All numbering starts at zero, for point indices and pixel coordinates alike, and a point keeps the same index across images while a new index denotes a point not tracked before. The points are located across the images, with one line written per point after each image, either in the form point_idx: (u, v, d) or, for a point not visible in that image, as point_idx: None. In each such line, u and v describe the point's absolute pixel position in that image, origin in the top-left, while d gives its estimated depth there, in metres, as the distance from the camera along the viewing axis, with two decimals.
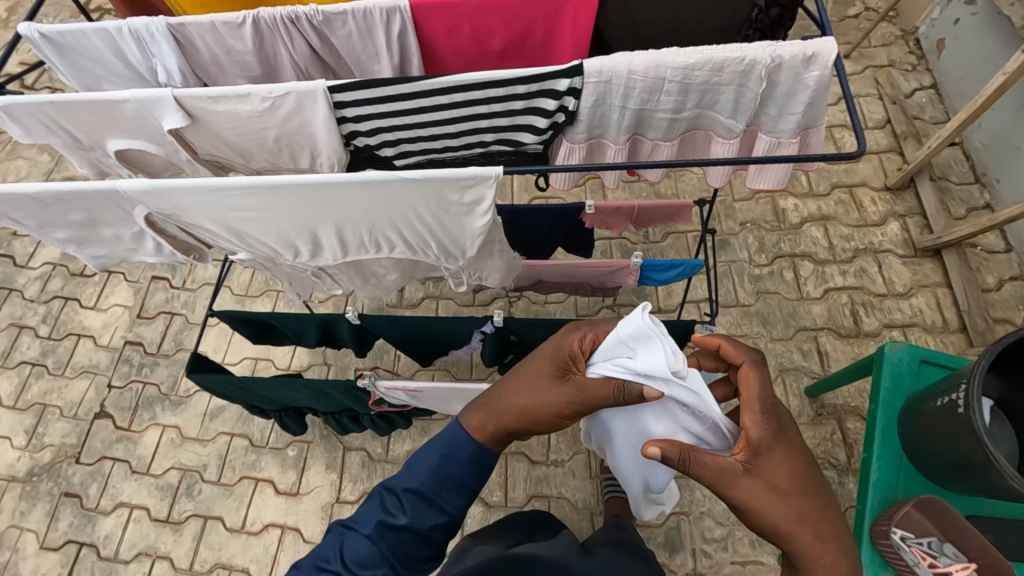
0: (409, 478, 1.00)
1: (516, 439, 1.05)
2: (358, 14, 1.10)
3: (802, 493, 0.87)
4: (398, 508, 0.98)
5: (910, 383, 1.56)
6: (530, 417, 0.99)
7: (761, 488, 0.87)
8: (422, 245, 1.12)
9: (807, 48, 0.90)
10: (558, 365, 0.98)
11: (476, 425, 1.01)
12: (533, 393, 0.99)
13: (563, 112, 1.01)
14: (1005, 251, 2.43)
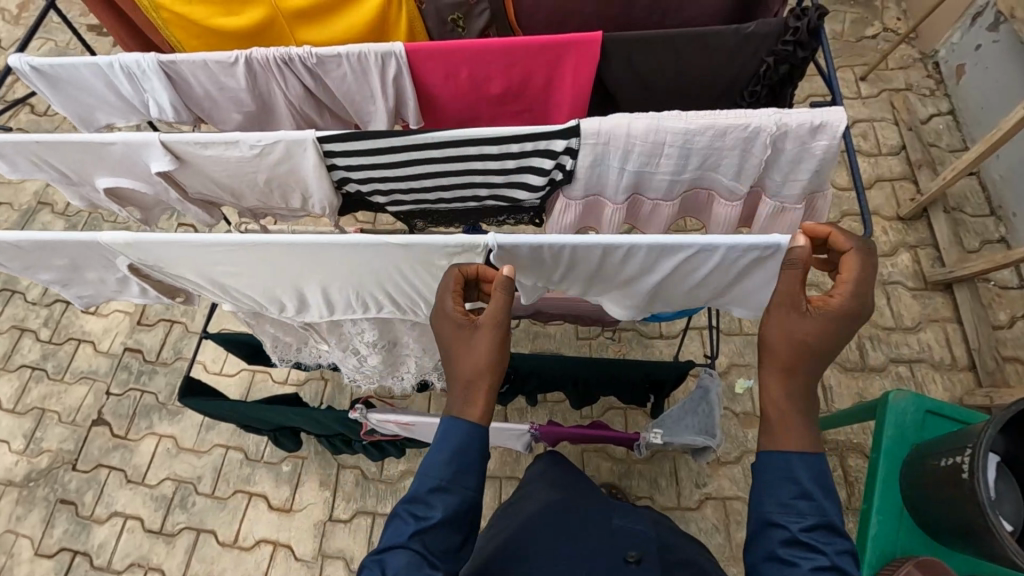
0: (427, 476, 0.91)
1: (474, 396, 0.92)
2: (352, 57, 1.07)
3: (809, 359, 0.88)
4: (428, 509, 0.90)
5: (913, 434, 1.58)
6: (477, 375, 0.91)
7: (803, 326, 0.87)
8: (411, 308, 1.15)
9: (814, 117, 0.87)
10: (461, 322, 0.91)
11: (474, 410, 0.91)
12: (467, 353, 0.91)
13: (560, 171, 0.97)
14: (1019, 287, 2.38)
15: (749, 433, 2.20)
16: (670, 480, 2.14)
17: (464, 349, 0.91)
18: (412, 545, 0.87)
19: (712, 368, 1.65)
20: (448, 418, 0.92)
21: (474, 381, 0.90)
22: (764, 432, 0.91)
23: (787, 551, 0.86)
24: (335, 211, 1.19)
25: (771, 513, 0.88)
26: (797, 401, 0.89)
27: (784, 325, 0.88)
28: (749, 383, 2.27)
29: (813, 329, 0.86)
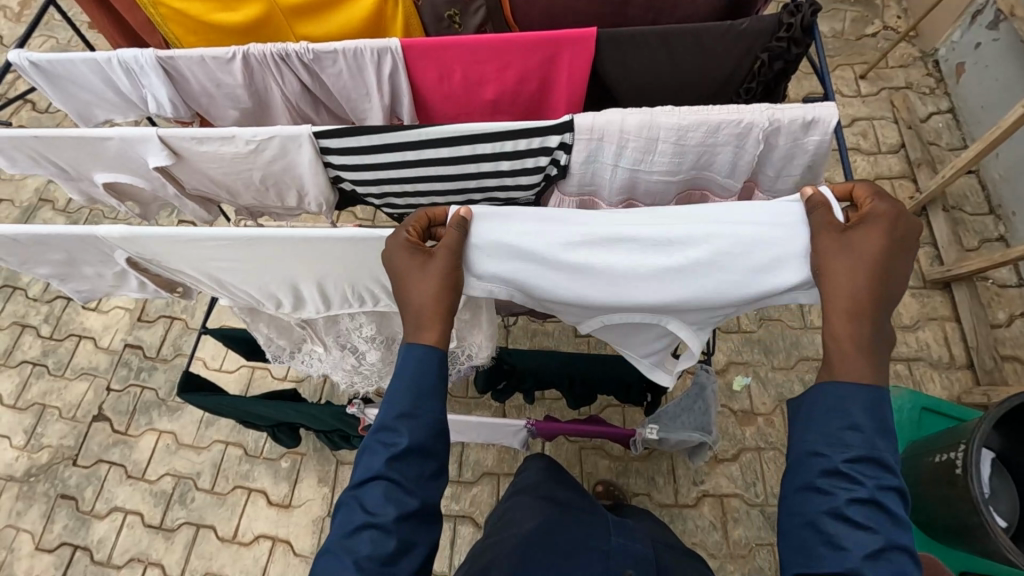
0: (394, 403, 0.91)
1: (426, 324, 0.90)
2: (348, 53, 1.08)
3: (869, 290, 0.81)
4: (395, 435, 0.90)
5: (909, 432, 1.59)
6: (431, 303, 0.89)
7: (846, 247, 0.82)
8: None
9: (806, 114, 0.87)
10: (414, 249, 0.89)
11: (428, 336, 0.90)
12: (418, 281, 0.89)
13: (554, 167, 0.98)
14: (1017, 286, 2.38)
15: (746, 431, 2.21)
16: (667, 478, 2.15)
17: (416, 278, 0.89)
18: (386, 474, 0.89)
19: (707, 365, 1.67)
20: (405, 347, 0.92)
21: (427, 312, 0.89)
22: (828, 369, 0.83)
23: (825, 481, 0.80)
24: (331, 208, 1.19)
25: (814, 442, 0.82)
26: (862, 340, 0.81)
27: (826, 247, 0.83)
28: (746, 380, 2.28)
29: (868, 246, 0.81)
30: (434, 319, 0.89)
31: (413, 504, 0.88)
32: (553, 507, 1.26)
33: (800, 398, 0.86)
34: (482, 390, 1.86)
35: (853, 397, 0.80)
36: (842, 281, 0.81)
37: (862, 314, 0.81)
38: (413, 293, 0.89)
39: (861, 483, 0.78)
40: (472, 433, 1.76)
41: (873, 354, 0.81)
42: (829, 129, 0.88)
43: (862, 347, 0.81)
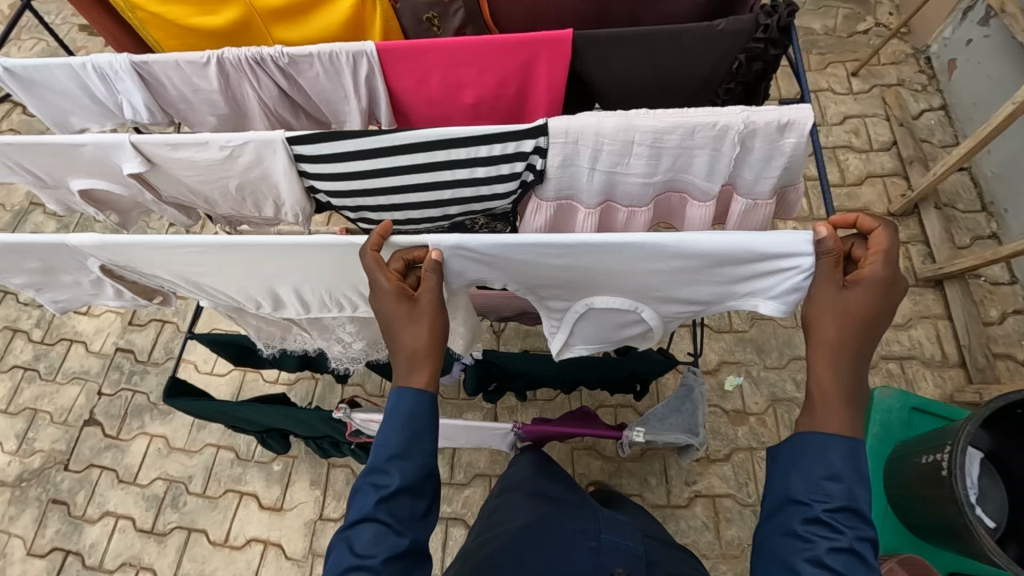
0: (384, 447, 0.96)
1: (418, 361, 0.97)
2: (324, 56, 1.07)
3: (856, 340, 0.88)
4: (386, 476, 0.95)
5: (900, 432, 1.58)
6: (424, 346, 0.96)
7: (837, 303, 0.87)
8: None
9: (781, 115, 0.86)
10: (400, 298, 0.94)
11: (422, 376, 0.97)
12: (411, 329, 0.95)
13: (531, 172, 0.97)
14: (1009, 283, 2.37)
15: (738, 431, 2.20)
16: (659, 479, 2.14)
17: (409, 325, 0.95)
18: (377, 516, 0.92)
19: (695, 366, 1.66)
20: (396, 391, 0.98)
21: (422, 353, 0.96)
22: (807, 414, 0.91)
23: (807, 528, 0.87)
24: (307, 218, 1.18)
25: (794, 490, 0.89)
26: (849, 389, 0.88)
27: (820, 299, 0.89)
28: (738, 380, 2.28)
29: (861, 304, 0.86)
30: (428, 359, 0.96)
31: (405, 542, 0.92)
32: (542, 508, 1.25)
33: (785, 443, 0.93)
34: (470, 392, 1.85)
35: (830, 445, 0.87)
36: (829, 333, 0.88)
37: (848, 367, 0.88)
38: (403, 336, 0.95)
39: (841, 531, 0.85)
40: (461, 437, 1.76)
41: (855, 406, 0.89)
42: (806, 130, 0.87)
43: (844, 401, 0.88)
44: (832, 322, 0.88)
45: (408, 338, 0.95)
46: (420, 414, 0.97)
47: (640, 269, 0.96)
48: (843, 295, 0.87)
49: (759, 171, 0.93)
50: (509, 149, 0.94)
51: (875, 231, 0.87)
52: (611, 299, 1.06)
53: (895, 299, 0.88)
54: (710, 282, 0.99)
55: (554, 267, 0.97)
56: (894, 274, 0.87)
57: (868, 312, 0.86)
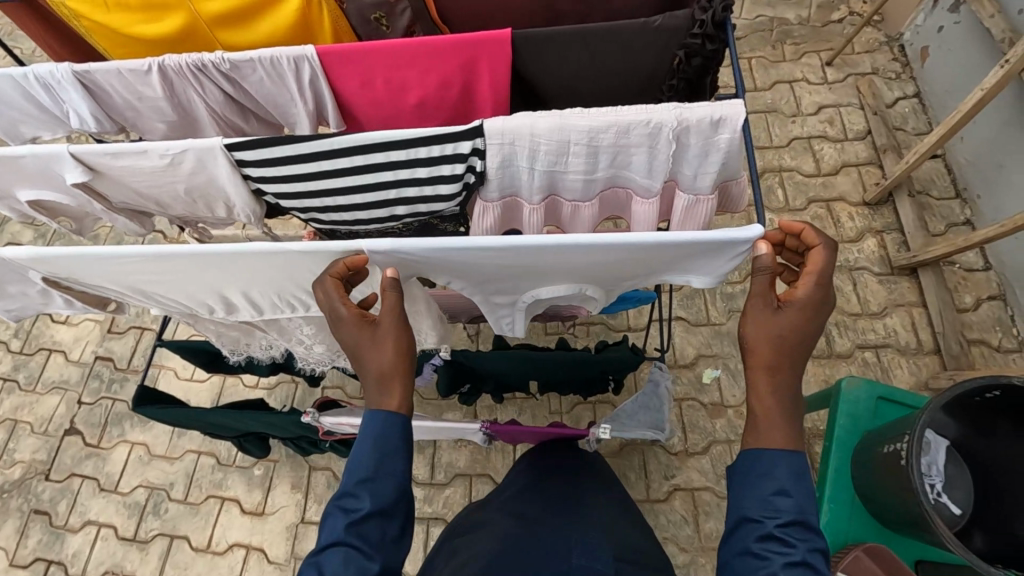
0: (356, 469, 0.95)
1: (389, 381, 0.98)
2: (265, 62, 1.06)
3: (791, 354, 0.94)
4: (358, 501, 0.93)
5: (866, 422, 1.59)
6: (392, 364, 0.97)
7: (771, 323, 0.94)
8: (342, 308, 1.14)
9: (714, 112, 0.86)
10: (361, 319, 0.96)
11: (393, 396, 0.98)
12: (376, 349, 0.97)
13: (472, 174, 0.96)
14: (984, 269, 2.38)
15: (716, 423, 2.21)
16: (638, 473, 2.15)
17: (374, 344, 0.97)
18: (347, 540, 0.90)
19: (662, 360, 1.67)
20: (368, 413, 0.98)
21: (389, 371, 0.97)
22: (752, 434, 0.95)
23: (761, 546, 0.88)
24: (260, 219, 1.18)
25: (747, 509, 0.92)
26: (784, 397, 0.95)
27: (755, 319, 0.95)
28: (716, 373, 2.28)
29: (794, 323, 0.93)
30: (396, 376, 0.97)
31: (375, 567, 0.90)
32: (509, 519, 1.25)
33: (736, 464, 0.96)
34: (444, 394, 1.86)
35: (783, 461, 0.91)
36: (764, 349, 0.94)
37: (782, 380, 0.94)
38: (371, 357, 0.97)
39: (794, 545, 0.87)
40: (434, 437, 1.76)
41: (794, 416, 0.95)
42: (739, 126, 0.87)
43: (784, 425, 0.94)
44: (769, 340, 0.94)
45: (374, 358, 0.97)
46: (390, 435, 0.97)
47: (581, 263, 0.97)
48: (776, 316, 0.94)
49: (697, 166, 0.93)
50: (447, 152, 0.94)
51: (814, 248, 0.96)
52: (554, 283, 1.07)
53: (823, 318, 0.96)
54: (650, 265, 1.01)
55: (498, 266, 0.98)
56: (824, 294, 0.94)
57: (800, 328, 0.93)
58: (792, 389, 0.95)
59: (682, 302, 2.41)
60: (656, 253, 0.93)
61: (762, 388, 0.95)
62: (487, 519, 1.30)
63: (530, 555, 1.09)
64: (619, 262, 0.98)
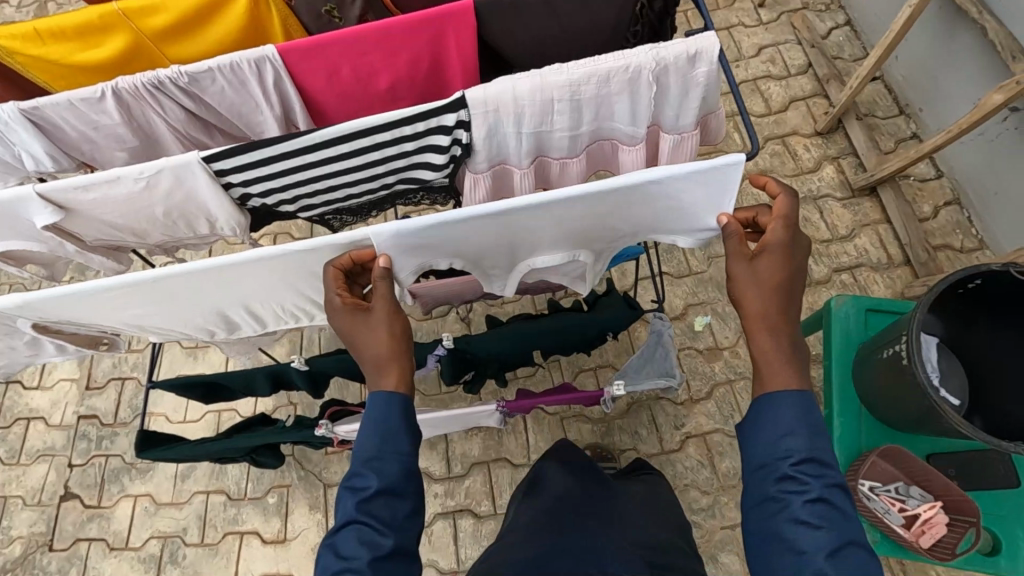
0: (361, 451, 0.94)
1: (387, 367, 0.96)
2: (225, 69, 1.03)
3: (780, 302, 0.96)
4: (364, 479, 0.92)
5: (859, 335, 1.65)
6: (389, 349, 0.96)
7: (751, 274, 0.96)
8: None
9: (689, 47, 0.87)
10: (354, 308, 0.96)
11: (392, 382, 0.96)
12: (373, 336, 0.96)
13: (458, 146, 0.96)
14: (936, 178, 2.49)
15: (714, 366, 2.27)
16: (650, 429, 2.19)
17: (371, 333, 0.96)
18: (360, 518, 0.89)
19: (659, 310, 1.70)
20: (371, 397, 0.96)
21: (387, 360, 0.96)
22: (759, 385, 0.97)
23: (779, 487, 0.91)
24: (246, 230, 1.15)
25: (758, 455, 0.94)
26: (783, 345, 0.96)
27: (738, 274, 0.97)
28: (707, 319, 2.34)
29: (773, 269, 0.95)
30: (395, 362, 0.96)
31: (388, 544, 0.88)
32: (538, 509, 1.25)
33: (748, 418, 0.98)
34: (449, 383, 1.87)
35: (785, 402, 0.94)
36: (750, 301, 0.97)
37: (778, 326, 0.96)
38: (368, 344, 0.96)
39: (809, 482, 0.89)
40: (446, 427, 1.76)
41: (798, 358, 0.96)
42: (716, 56, 0.89)
43: (788, 367, 0.95)
44: (753, 290, 0.96)
45: (370, 345, 0.96)
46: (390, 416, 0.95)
47: (578, 217, 0.95)
48: (750, 266, 0.96)
49: (679, 104, 0.95)
50: (433, 128, 0.93)
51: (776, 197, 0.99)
52: (549, 252, 1.07)
53: (799, 259, 0.98)
54: (642, 215, 1.01)
55: (496, 235, 0.96)
56: (794, 236, 0.98)
57: (781, 271, 0.95)
58: (789, 333, 0.97)
59: (662, 257, 2.45)
60: (653, 195, 0.94)
61: (758, 340, 0.96)
62: (517, 519, 1.30)
63: (572, 545, 1.10)
64: (615, 213, 0.98)
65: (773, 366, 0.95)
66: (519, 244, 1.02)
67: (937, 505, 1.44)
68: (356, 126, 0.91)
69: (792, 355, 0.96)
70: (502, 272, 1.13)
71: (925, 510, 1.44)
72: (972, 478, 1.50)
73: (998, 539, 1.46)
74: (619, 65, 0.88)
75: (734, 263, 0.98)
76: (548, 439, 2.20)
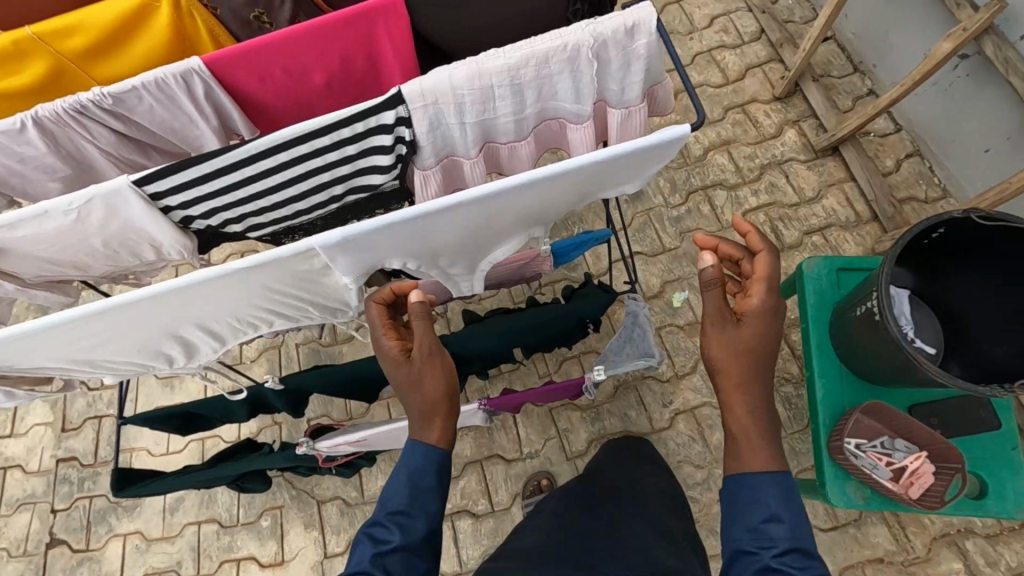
0: (387, 502, 1.03)
1: (433, 415, 1.05)
2: (150, 86, 0.98)
3: (755, 367, 0.99)
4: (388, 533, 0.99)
5: (832, 293, 1.66)
6: (435, 398, 1.04)
7: (730, 336, 0.99)
8: (296, 312, 1.10)
9: (626, 19, 0.84)
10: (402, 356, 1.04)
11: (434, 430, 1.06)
12: (418, 385, 1.04)
13: (402, 144, 0.93)
14: (896, 131, 2.51)
15: (697, 340, 2.27)
16: (639, 409, 2.19)
17: (415, 381, 1.04)
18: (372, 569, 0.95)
19: (632, 290, 1.69)
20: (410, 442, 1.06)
21: (431, 408, 1.05)
22: (732, 457, 1.00)
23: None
24: (194, 252, 1.11)
25: (741, 541, 0.95)
26: (758, 410, 0.99)
27: (717, 337, 0.99)
28: (685, 295, 2.34)
29: (752, 336, 0.98)
30: (439, 409, 1.05)
31: None
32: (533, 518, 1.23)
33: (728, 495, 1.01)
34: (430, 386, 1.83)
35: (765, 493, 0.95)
36: (729, 361, 0.99)
37: (753, 392, 0.99)
38: (414, 392, 1.05)
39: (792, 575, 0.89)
40: None
41: (773, 433, 0.99)
42: (654, 25, 0.86)
43: (760, 440, 0.98)
44: (732, 353, 0.99)
45: (417, 393, 1.04)
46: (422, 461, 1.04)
47: (529, 203, 0.90)
48: (732, 329, 0.98)
49: (623, 78, 0.92)
50: (373, 127, 0.90)
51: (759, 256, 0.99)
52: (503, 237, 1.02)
53: (778, 322, 1.00)
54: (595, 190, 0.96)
55: (438, 234, 0.91)
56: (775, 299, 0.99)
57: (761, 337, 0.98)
58: (764, 395, 1.00)
59: (634, 237, 2.44)
60: (599, 175, 0.88)
61: (734, 406, 1.00)
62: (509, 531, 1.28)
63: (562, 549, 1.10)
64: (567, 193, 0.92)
65: (747, 436, 0.98)
66: (469, 236, 0.96)
67: (923, 455, 1.46)
68: (291, 133, 0.87)
69: (767, 421, 0.99)
70: (462, 267, 1.10)
71: (911, 461, 1.47)
72: (955, 425, 1.51)
73: (986, 485, 1.48)
74: (556, 44, 0.85)
75: (714, 326, 1.00)
76: (539, 431, 2.19)
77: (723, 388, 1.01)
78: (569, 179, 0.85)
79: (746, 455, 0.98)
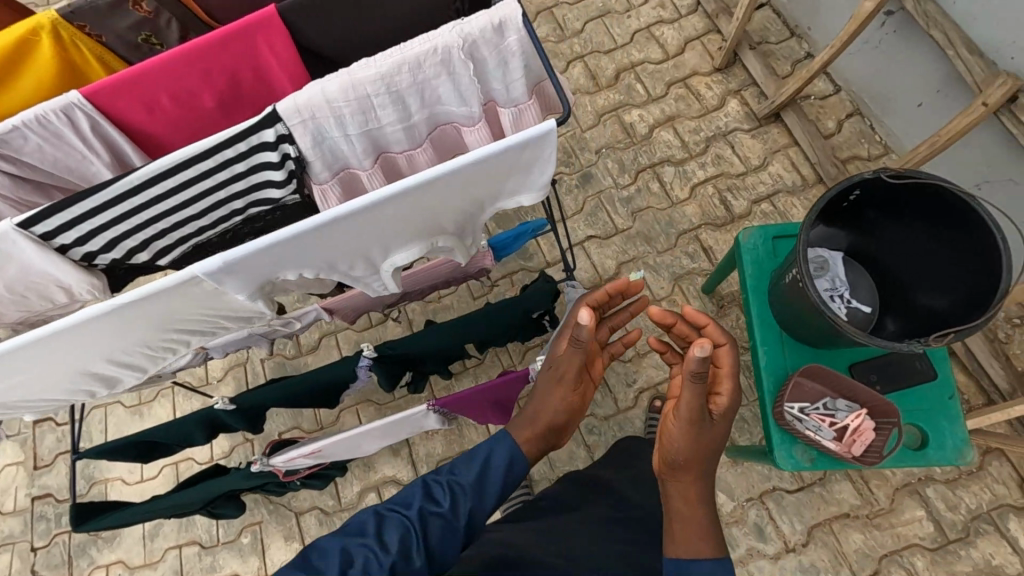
0: (457, 475, 1.06)
1: (542, 425, 1.14)
2: (32, 125, 0.96)
3: (707, 460, 1.10)
4: None
5: (769, 262, 1.68)
6: (554, 416, 1.15)
7: (695, 427, 1.09)
8: (209, 328, 1.09)
9: (492, 18, 0.85)
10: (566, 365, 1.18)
11: (526, 436, 1.13)
12: (556, 395, 1.17)
13: (291, 160, 0.93)
14: (835, 92, 2.53)
15: None
16: (603, 391, 2.21)
17: (550, 394, 1.16)
18: None
19: (573, 278, 1.70)
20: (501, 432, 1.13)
21: (546, 420, 1.15)
22: (673, 543, 1.04)
23: None
24: (106, 289, 1.11)
25: None
26: (700, 500, 1.08)
27: (684, 431, 1.09)
28: (640, 274, 2.36)
29: (713, 435, 1.10)
30: (546, 429, 1.14)
31: None
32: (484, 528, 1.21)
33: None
34: (390, 390, 1.83)
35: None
36: (690, 451, 1.08)
37: (700, 485, 1.09)
38: (539, 400, 1.17)
39: None
40: (391, 436, 1.74)
41: (713, 529, 1.06)
42: (523, 22, 0.86)
43: (701, 530, 1.05)
44: (694, 444, 1.09)
45: (543, 401, 1.16)
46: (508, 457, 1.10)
47: (415, 210, 0.91)
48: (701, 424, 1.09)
49: (504, 76, 0.93)
50: (255, 148, 0.89)
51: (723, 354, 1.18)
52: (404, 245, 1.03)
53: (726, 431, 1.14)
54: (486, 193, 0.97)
55: (324, 247, 0.90)
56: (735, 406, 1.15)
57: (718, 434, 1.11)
58: (707, 491, 1.10)
59: (587, 222, 2.45)
60: (481, 178, 0.89)
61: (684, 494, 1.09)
62: None
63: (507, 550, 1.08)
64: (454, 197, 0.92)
65: (695, 525, 1.05)
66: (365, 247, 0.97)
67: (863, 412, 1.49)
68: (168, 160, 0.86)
69: (709, 509, 1.08)
70: (366, 275, 1.10)
71: (853, 419, 1.50)
72: (892, 380, 1.54)
73: (925, 432, 1.52)
74: (427, 49, 0.85)
75: (685, 419, 1.09)
76: None
77: (675, 480, 1.10)
78: (447, 183, 0.86)
79: (689, 539, 1.04)
